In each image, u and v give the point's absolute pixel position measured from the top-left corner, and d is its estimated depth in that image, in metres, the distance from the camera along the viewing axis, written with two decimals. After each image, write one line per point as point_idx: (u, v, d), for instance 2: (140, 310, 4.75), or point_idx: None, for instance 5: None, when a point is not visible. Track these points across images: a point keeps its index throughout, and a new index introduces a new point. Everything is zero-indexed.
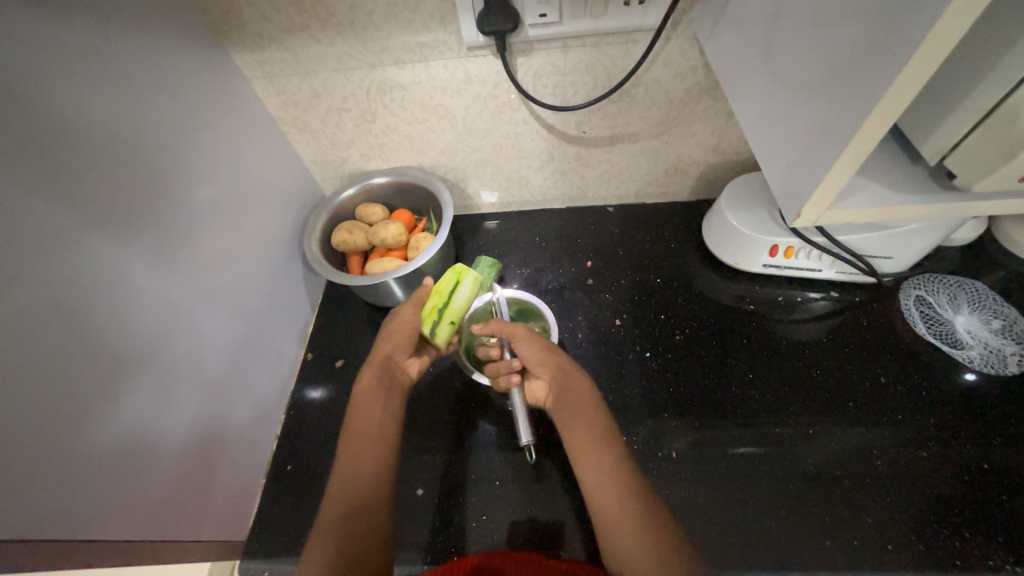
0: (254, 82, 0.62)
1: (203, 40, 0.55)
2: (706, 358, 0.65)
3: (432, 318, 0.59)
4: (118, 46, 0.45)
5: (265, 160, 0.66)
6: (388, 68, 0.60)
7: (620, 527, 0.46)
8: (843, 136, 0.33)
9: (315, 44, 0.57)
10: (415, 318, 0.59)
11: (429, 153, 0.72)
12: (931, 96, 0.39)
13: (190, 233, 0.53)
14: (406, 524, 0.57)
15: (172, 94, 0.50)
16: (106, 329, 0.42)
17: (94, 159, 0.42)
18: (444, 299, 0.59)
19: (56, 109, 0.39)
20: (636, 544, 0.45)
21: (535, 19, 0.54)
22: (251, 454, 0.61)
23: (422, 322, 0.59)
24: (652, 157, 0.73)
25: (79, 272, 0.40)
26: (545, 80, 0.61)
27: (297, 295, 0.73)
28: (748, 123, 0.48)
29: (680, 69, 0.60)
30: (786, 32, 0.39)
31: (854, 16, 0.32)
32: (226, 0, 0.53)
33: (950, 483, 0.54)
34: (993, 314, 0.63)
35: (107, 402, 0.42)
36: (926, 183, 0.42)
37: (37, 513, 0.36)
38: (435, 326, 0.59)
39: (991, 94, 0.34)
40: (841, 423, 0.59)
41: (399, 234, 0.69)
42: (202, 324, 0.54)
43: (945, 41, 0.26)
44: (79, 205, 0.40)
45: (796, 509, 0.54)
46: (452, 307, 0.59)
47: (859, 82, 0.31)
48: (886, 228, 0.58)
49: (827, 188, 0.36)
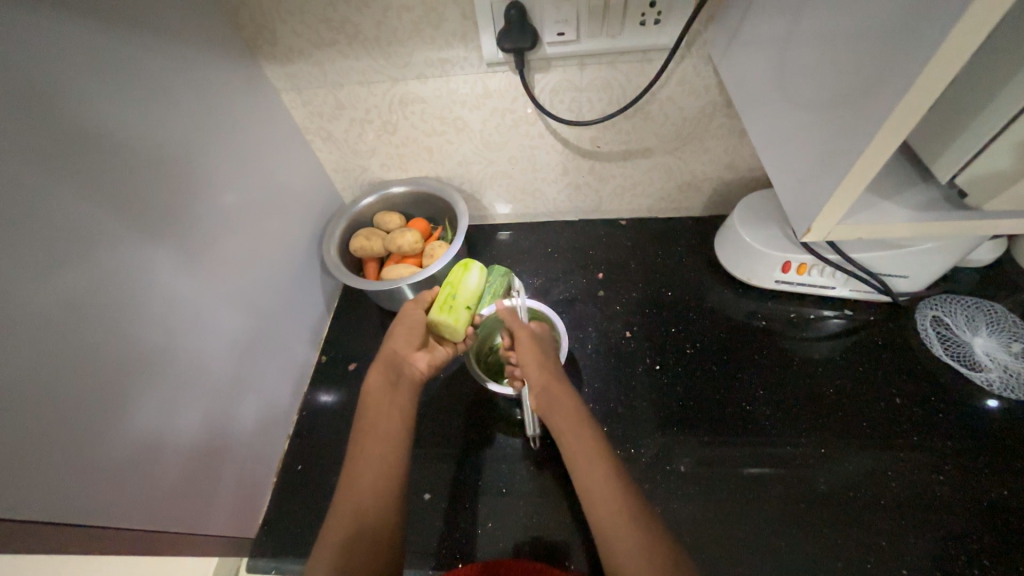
0: (282, 93, 0.65)
1: (236, 53, 0.58)
2: (717, 372, 0.65)
3: (445, 305, 0.59)
4: (159, 59, 0.48)
5: (289, 167, 0.68)
6: (410, 82, 0.62)
7: (615, 538, 0.43)
8: (849, 156, 0.34)
9: (341, 59, 0.60)
10: (419, 313, 0.61)
11: (446, 164, 0.75)
12: (938, 118, 0.40)
13: (215, 235, 0.55)
14: (416, 529, 0.58)
15: (204, 103, 0.53)
16: (127, 324, 0.44)
17: (131, 163, 0.45)
18: (456, 286, 0.60)
19: (99, 116, 0.42)
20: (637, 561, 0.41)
21: (554, 38, 0.56)
22: (263, 453, 0.63)
23: (434, 314, 0.59)
24: (666, 172, 0.74)
25: (108, 268, 0.42)
26: (561, 96, 0.63)
27: (314, 299, 0.75)
28: (760, 140, 0.48)
29: (693, 87, 0.61)
30: (797, 54, 0.40)
31: (862, 40, 0.33)
32: (261, 17, 0.56)
33: (968, 509, 0.53)
34: (1012, 337, 0.62)
35: (127, 395, 0.44)
36: (940, 200, 0.42)
37: (56, 499, 0.38)
38: (450, 311, 0.59)
39: (996, 117, 0.35)
40: (855, 445, 0.58)
41: (414, 242, 0.70)
42: (218, 321, 0.56)
43: (952, 59, 0.27)
44: (111, 203, 0.43)
45: (806, 528, 0.53)
46: (465, 292, 0.61)
47: (866, 104, 0.32)
48: (902, 248, 0.58)
49: (837, 204, 0.37)
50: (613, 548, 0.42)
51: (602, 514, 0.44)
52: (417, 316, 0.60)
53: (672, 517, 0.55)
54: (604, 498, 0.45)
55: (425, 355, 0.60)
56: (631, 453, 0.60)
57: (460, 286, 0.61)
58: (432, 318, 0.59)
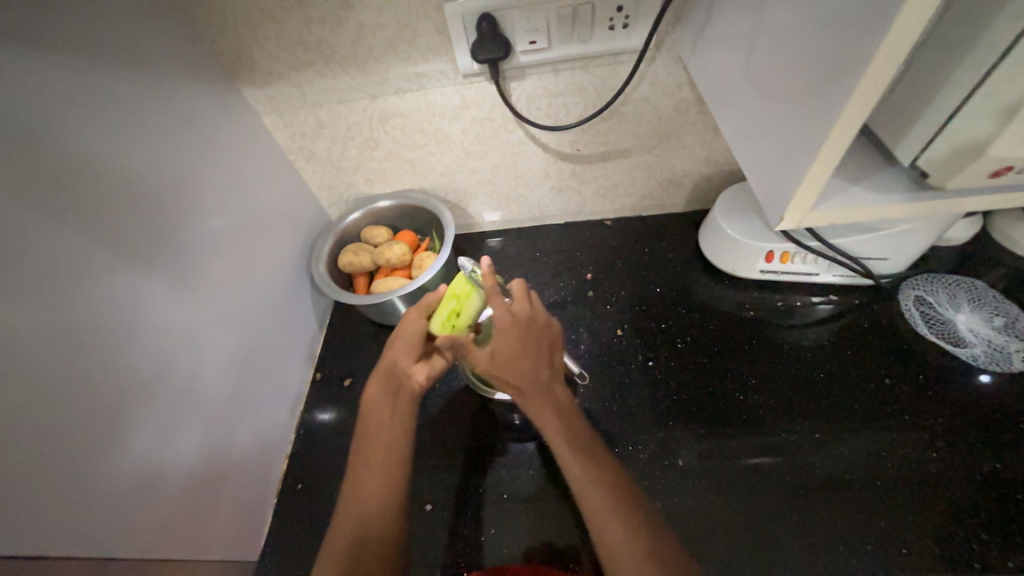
0: (263, 115, 0.66)
1: (215, 79, 0.58)
2: (710, 364, 0.66)
3: (448, 323, 0.57)
4: (138, 88, 0.48)
5: (274, 188, 0.69)
6: (389, 97, 0.63)
7: (609, 534, 0.44)
8: (815, 143, 0.35)
9: (319, 78, 0.61)
10: (421, 324, 0.58)
11: (430, 176, 0.75)
12: (899, 103, 0.41)
13: (204, 259, 0.55)
14: (419, 541, 0.57)
15: (185, 128, 0.54)
16: (122, 351, 0.44)
17: (118, 192, 0.45)
18: (464, 304, 0.56)
19: (82, 148, 0.42)
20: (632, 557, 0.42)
21: (527, 46, 0.57)
22: (264, 473, 0.63)
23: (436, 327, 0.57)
24: (647, 171, 0.75)
25: (101, 298, 0.43)
26: (538, 103, 0.64)
27: (306, 316, 0.76)
28: (732, 134, 0.50)
29: (667, 86, 0.63)
30: (760, 49, 0.41)
31: (819, 32, 0.34)
32: (237, 42, 0.57)
33: (964, 484, 0.53)
34: (994, 312, 0.63)
35: (126, 424, 0.44)
36: (908, 181, 0.44)
37: (60, 533, 0.38)
38: (452, 330, 0.57)
39: (952, 98, 0.36)
40: (849, 427, 0.58)
41: (403, 254, 0.71)
42: (210, 343, 0.56)
43: (901, 45, 0.28)
44: (101, 232, 0.43)
45: (806, 513, 0.54)
46: (470, 308, 0.57)
47: (827, 92, 0.34)
48: (880, 231, 0.59)
49: (808, 190, 0.38)
50: (610, 545, 0.43)
51: (596, 511, 0.45)
52: (420, 325, 0.58)
53: (673, 511, 0.55)
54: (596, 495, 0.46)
55: (425, 366, 0.58)
56: (630, 450, 0.60)
57: (467, 301, 0.57)
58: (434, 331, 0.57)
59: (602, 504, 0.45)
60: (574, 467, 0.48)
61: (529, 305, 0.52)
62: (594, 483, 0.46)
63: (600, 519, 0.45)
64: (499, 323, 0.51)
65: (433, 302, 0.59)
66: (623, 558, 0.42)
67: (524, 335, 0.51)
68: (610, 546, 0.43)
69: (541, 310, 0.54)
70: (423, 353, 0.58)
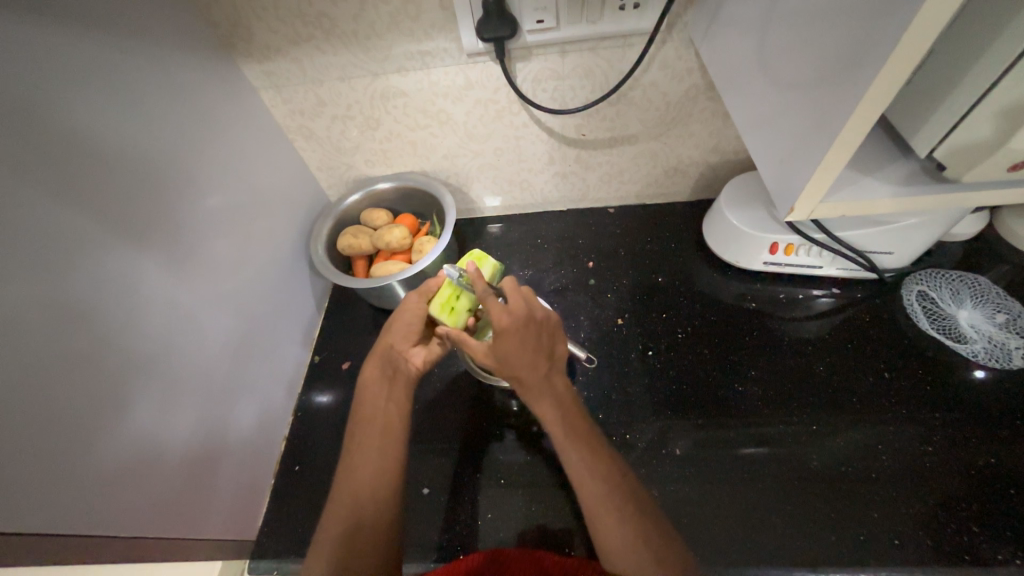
0: (261, 91, 0.64)
1: (212, 52, 0.57)
2: (710, 355, 0.66)
3: (448, 305, 0.57)
4: (133, 60, 0.47)
5: (272, 167, 0.67)
6: (391, 76, 0.62)
7: (605, 524, 0.44)
8: (830, 134, 0.34)
9: (320, 54, 0.59)
10: (421, 307, 0.58)
11: (431, 158, 0.74)
12: (916, 93, 0.40)
13: (200, 239, 0.54)
14: (417, 523, 0.58)
15: (181, 103, 0.52)
16: (117, 332, 0.44)
17: (112, 168, 0.44)
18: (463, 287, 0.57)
19: (75, 122, 0.41)
20: (628, 546, 0.42)
21: (534, 25, 0.55)
22: (261, 454, 0.63)
23: (435, 310, 0.56)
24: (652, 158, 0.74)
25: (95, 278, 0.42)
26: (544, 85, 0.63)
27: (304, 298, 0.75)
28: (743, 122, 0.48)
29: (677, 71, 0.61)
30: (776, 34, 0.40)
31: (840, 17, 0.33)
32: (234, 14, 0.55)
33: (958, 478, 0.54)
34: (996, 308, 0.63)
35: (121, 405, 0.44)
36: (921, 174, 0.43)
37: (57, 513, 0.38)
38: (452, 312, 0.57)
39: (972, 90, 0.35)
40: (847, 420, 0.59)
41: (403, 238, 0.70)
42: (206, 324, 0.55)
43: (926, 33, 0.27)
44: (96, 210, 0.42)
45: (800, 504, 0.54)
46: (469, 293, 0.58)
47: (845, 80, 0.33)
48: (887, 224, 0.58)
49: (820, 181, 0.37)
50: (605, 534, 0.44)
51: (592, 500, 0.45)
52: (418, 309, 0.57)
53: (669, 499, 0.56)
54: (593, 485, 0.46)
55: (423, 350, 0.58)
56: (628, 438, 0.60)
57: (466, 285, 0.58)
58: (434, 314, 0.57)
59: (600, 494, 0.45)
60: (571, 456, 0.47)
61: (527, 303, 0.51)
62: (592, 473, 0.46)
63: (596, 508, 0.45)
64: (500, 323, 0.49)
65: (434, 287, 0.59)
66: (617, 546, 0.43)
67: (523, 334, 0.49)
68: (605, 534, 0.44)
69: (539, 306, 0.53)
70: (421, 338, 0.58)
